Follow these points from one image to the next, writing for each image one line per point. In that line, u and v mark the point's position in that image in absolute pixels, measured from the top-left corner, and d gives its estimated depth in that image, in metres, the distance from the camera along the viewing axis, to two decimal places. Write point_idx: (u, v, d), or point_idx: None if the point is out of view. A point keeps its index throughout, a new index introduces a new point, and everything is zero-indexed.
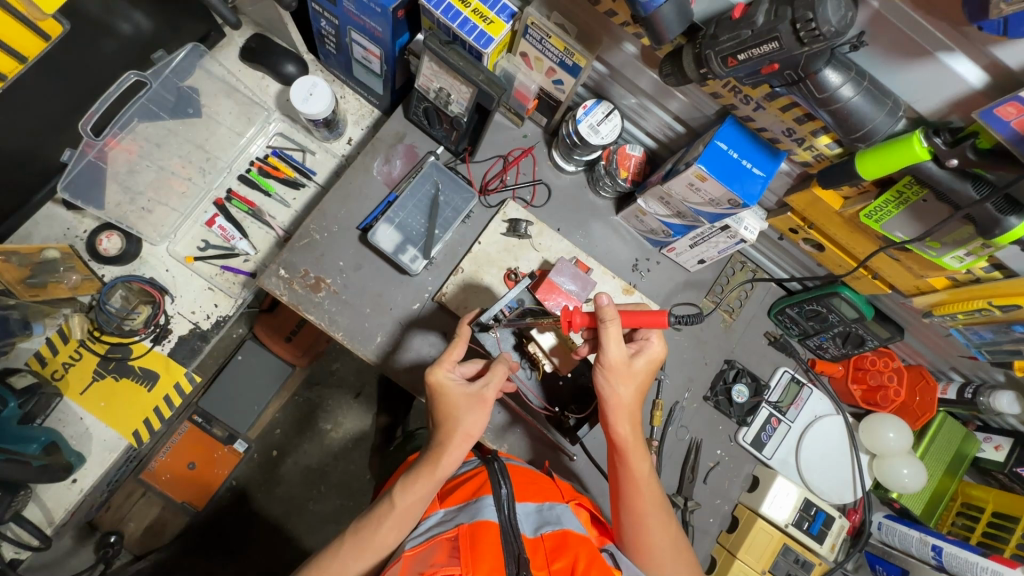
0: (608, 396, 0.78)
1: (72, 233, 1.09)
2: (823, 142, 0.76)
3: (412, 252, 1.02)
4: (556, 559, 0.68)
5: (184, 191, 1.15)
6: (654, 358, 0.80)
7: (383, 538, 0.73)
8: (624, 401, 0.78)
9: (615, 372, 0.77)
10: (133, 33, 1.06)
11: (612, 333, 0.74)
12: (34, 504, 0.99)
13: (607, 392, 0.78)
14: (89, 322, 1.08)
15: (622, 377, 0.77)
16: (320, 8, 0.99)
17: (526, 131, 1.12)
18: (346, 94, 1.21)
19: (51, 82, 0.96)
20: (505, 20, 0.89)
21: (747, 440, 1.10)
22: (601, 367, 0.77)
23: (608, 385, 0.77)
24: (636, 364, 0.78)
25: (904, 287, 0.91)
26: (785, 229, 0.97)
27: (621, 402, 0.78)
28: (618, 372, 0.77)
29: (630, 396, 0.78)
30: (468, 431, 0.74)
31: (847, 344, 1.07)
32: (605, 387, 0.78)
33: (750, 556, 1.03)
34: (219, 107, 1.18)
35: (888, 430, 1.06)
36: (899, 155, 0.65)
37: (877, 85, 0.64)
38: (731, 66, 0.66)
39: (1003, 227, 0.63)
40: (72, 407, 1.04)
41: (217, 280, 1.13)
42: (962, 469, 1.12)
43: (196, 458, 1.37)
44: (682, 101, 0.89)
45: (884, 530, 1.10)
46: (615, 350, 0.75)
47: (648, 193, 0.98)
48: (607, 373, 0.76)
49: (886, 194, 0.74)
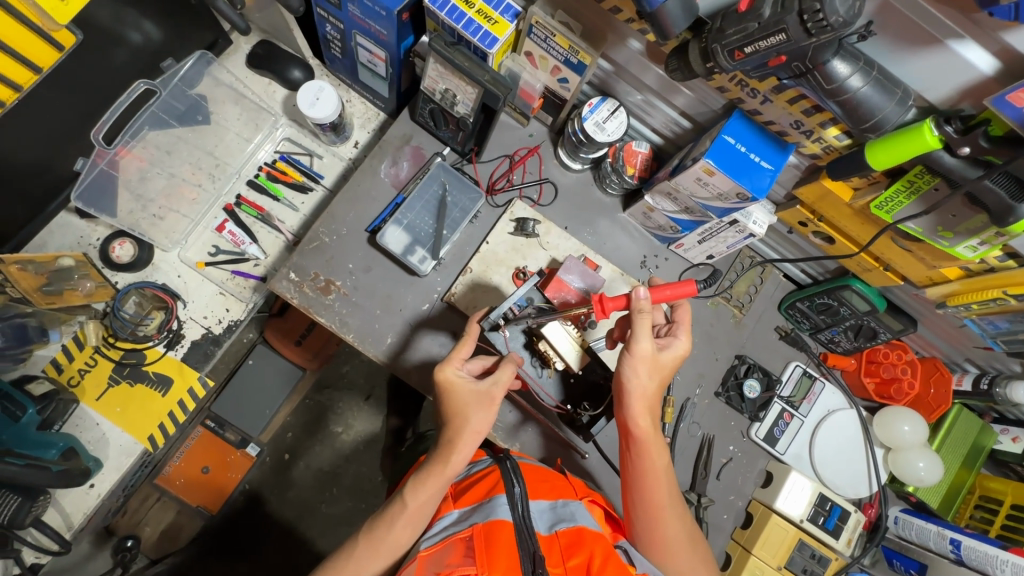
0: (632, 386, 0.78)
1: (85, 241, 1.11)
2: (832, 133, 0.75)
3: (420, 253, 1.03)
4: (572, 555, 0.68)
5: (194, 198, 1.17)
6: (679, 354, 0.82)
7: (397, 537, 0.74)
8: (646, 393, 0.78)
9: (642, 363, 0.77)
10: (143, 42, 1.07)
11: (643, 325, 0.77)
12: (53, 509, 1.00)
13: (630, 382, 0.78)
14: (103, 329, 1.09)
15: (647, 367, 0.78)
16: (325, 13, 1.00)
17: (532, 130, 1.13)
18: (352, 98, 1.22)
19: (65, 93, 0.97)
20: (509, 20, 0.89)
21: (760, 436, 1.09)
22: (629, 356, 0.77)
23: (635, 376, 0.78)
24: (662, 358, 0.80)
25: (916, 278, 0.90)
26: (794, 223, 0.97)
27: (644, 394, 0.78)
28: (646, 363, 0.78)
29: (651, 389, 0.79)
30: (477, 428, 0.75)
31: (861, 336, 1.06)
32: (629, 378, 0.78)
33: (766, 552, 1.02)
34: (227, 113, 1.19)
35: (902, 423, 1.05)
36: (908, 145, 0.65)
37: (886, 74, 0.63)
38: (738, 59, 0.66)
39: (1016, 214, 0.63)
40: (90, 413, 1.05)
41: (228, 285, 1.14)
42: (979, 462, 1.11)
43: (210, 462, 1.40)
44: (689, 96, 0.89)
45: (901, 525, 1.09)
46: (646, 341, 0.77)
47: (655, 189, 0.98)
48: (636, 363, 0.77)
49: (897, 184, 0.73)
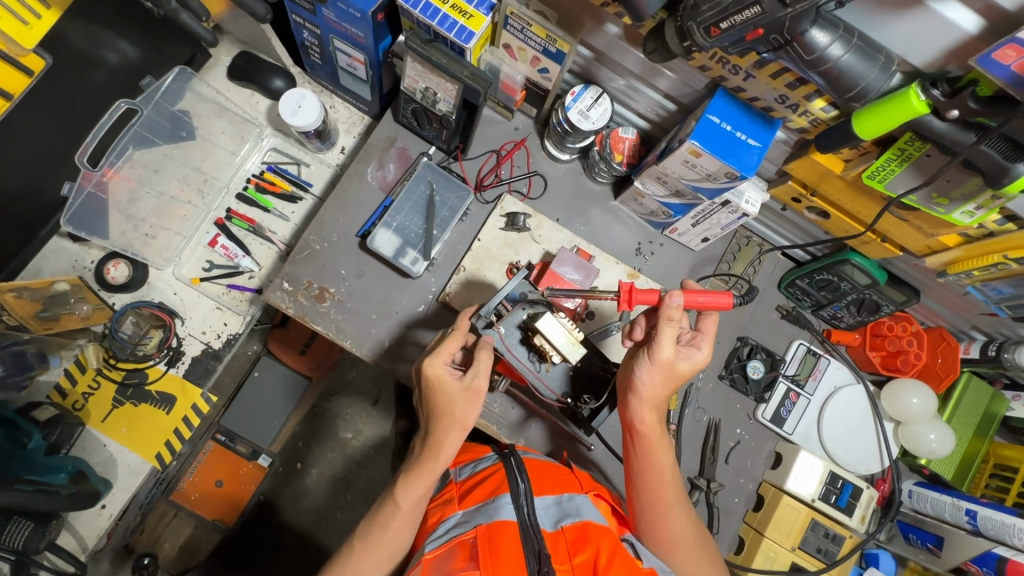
0: (642, 387, 0.77)
1: (80, 264, 1.10)
2: (818, 105, 0.74)
3: (412, 255, 1.02)
4: (579, 552, 0.67)
5: (185, 214, 1.16)
6: (697, 365, 0.80)
7: (393, 538, 0.74)
8: (656, 394, 0.78)
9: (657, 368, 0.77)
10: (120, 61, 1.06)
11: (669, 333, 0.75)
12: (67, 532, 1.01)
13: (640, 382, 0.77)
14: (104, 351, 1.09)
15: (660, 371, 0.77)
16: (300, 19, 0.99)
17: (517, 124, 1.11)
18: (335, 103, 1.21)
19: (47, 118, 0.97)
20: (484, 13, 0.88)
21: (767, 418, 1.08)
22: (647, 358, 0.77)
23: (647, 377, 0.77)
24: (680, 367, 0.78)
25: (914, 248, 0.89)
26: (787, 199, 0.95)
27: (653, 394, 0.78)
28: (662, 368, 0.77)
29: (662, 392, 0.79)
30: (463, 421, 0.76)
31: (863, 311, 1.05)
32: (640, 377, 0.77)
33: (779, 534, 1.01)
34: (212, 128, 1.19)
35: (910, 395, 1.04)
36: (896, 112, 0.63)
37: (867, 40, 0.62)
38: (714, 35, 0.64)
39: (1011, 175, 0.61)
40: (95, 435, 1.05)
41: (225, 299, 1.14)
42: (991, 431, 1.09)
43: (222, 475, 1.40)
44: (672, 78, 0.87)
45: (915, 498, 1.07)
46: (668, 348, 0.76)
47: (644, 174, 0.96)
48: (653, 367, 0.76)
49: (888, 152, 0.72)
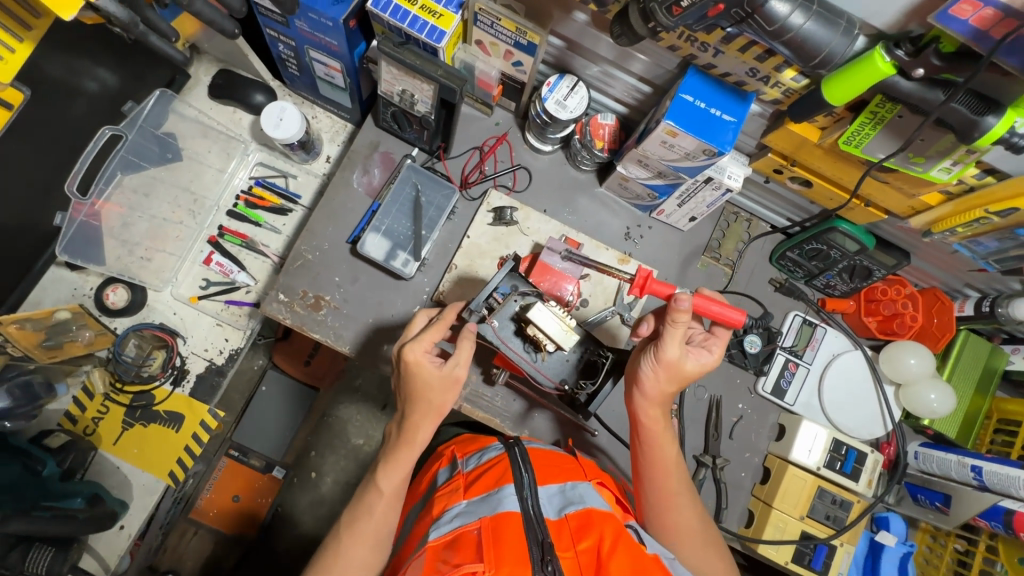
0: (647, 383, 0.79)
1: (80, 292, 1.12)
2: (789, 76, 0.74)
3: (403, 256, 1.03)
4: (582, 538, 0.68)
5: (179, 235, 1.17)
6: (706, 367, 0.80)
7: (379, 522, 0.76)
8: (662, 392, 0.79)
9: (663, 366, 0.78)
10: (101, 89, 1.07)
11: (675, 334, 0.75)
12: (89, 555, 1.03)
13: (645, 378, 0.79)
14: (109, 375, 1.11)
15: (666, 370, 0.78)
16: (274, 33, 1.00)
17: (498, 119, 1.12)
18: (317, 113, 1.22)
19: (34, 151, 0.99)
20: (454, 11, 0.88)
21: (767, 390, 1.09)
22: (652, 356, 0.78)
23: (651, 373, 0.78)
24: (689, 368, 0.79)
25: (898, 210, 0.89)
26: (770, 171, 0.95)
27: (659, 392, 0.79)
28: (668, 368, 0.78)
29: (669, 390, 0.79)
30: (440, 407, 0.78)
31: (855, 277, 1.05)
32: (644, 373, 0.79)
33: (787, 504, 1.01)
34: (199, 148, 1.19)
35: (908, 356, 1.03)
36: (863, 75, 0.63)
37: (826, 7, 0.62)
38: (676, 14, 0.64)
39: (981, 129, 0.62)
40: (108, 457, 1.07)
41: (224, 315, 1.15)
42: (992, 387, 1.09)
43: (240, 491, 1.44)
44: (644, 61, 0.88)
45: (921, 459, 1.08)
46: (674, 349, 0.76)
47: (626, 158, 0.97)
48: (658, 366, 0.77)
49: (862, 116, 0.72)
